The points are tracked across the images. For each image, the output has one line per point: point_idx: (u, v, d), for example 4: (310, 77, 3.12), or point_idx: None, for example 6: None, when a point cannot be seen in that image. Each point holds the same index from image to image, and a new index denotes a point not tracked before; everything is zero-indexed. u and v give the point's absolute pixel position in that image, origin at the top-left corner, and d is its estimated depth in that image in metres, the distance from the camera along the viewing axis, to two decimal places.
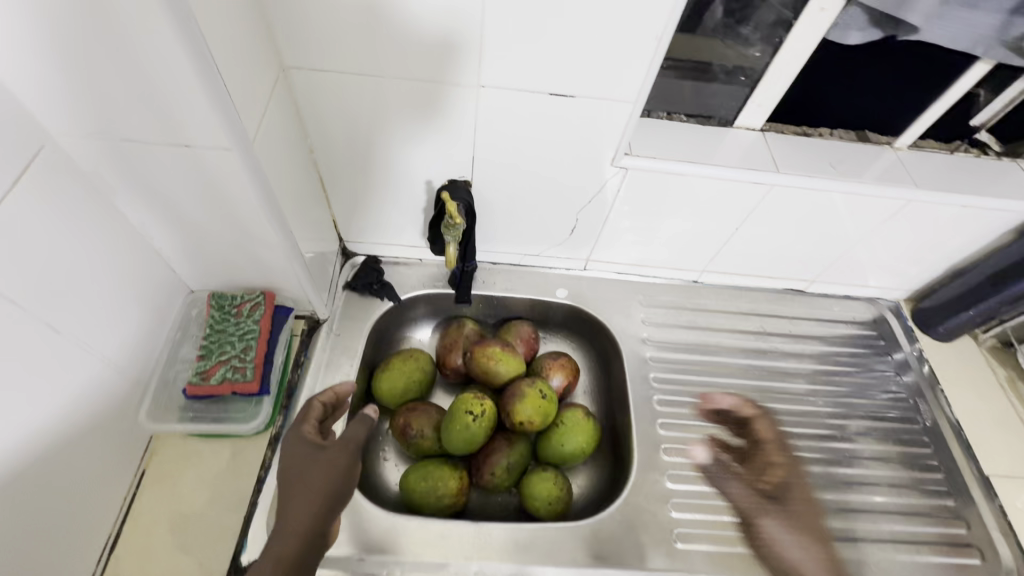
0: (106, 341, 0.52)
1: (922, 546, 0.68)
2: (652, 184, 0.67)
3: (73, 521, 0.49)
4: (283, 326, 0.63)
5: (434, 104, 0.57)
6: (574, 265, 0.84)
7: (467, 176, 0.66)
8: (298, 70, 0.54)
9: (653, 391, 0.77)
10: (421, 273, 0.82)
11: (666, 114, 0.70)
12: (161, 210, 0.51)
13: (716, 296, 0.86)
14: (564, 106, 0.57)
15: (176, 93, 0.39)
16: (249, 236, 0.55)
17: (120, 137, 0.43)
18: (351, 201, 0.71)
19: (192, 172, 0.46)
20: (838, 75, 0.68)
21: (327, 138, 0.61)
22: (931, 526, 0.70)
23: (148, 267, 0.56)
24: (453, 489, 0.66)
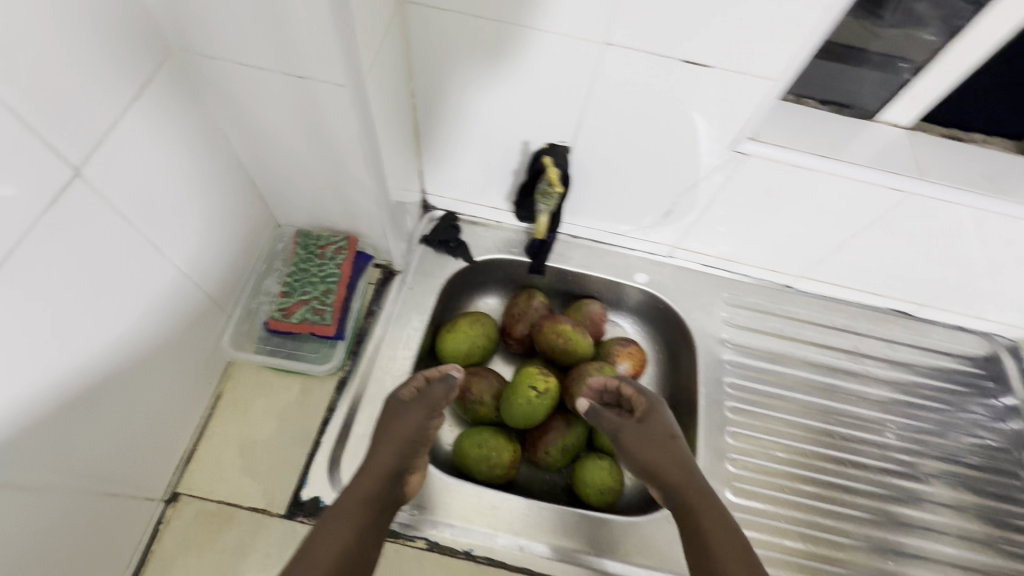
0: (199, 264, 0.53)
1: None
2: (771, 176, 0.60)
3: (158, 429, 0.52)
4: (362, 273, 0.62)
5: (550, 58, 0.53)
6: (658, 250, 0.79)
7: (569, 142, 0.62)
8: (417, 7, 0.50)
9: (727, 397, 0.72)
10: (497, 237, 0.79)
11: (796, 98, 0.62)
12: (265, 140, 0.51)
13: (809, 306, 0.79)
14: (696, 76, 0.51)
15: (299, 18, 0.36)
16: (344, 178, 0.54)
17: (238, 61, 0.42)
18: (442, 153, 0.69)
19: (302, 104, 0.44)
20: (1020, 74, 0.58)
21: (431, 83, 0.59)
22: None
23: (244, 196, 0.57)
24: (505, 461, 0.66)
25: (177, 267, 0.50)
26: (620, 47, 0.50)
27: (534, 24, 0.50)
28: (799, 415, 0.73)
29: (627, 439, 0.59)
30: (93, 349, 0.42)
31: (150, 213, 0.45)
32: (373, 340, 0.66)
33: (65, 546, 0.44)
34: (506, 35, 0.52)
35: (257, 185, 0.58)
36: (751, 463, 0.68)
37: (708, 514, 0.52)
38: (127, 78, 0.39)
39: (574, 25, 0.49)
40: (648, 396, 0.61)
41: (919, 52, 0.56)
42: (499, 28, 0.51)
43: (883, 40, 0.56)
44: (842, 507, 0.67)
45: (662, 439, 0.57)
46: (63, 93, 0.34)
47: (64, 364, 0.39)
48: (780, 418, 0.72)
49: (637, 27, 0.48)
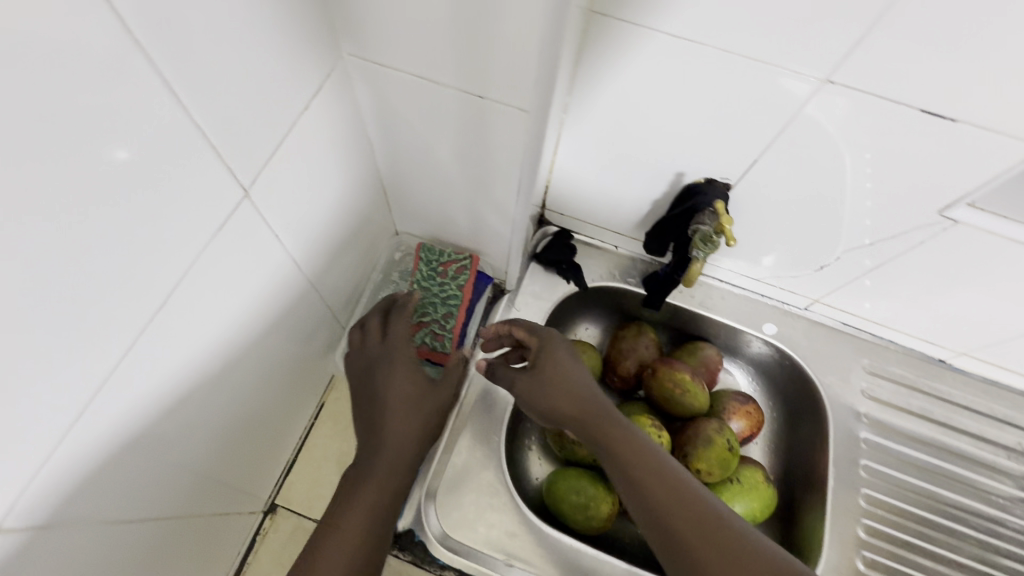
0: (325, 277, 0.51)
1: None
2: (974, 248, 0.51)
3: (266, 440, 0.51)
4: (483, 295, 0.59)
5: (740, 89, 0.45)
6: (792, 301, 0.70)
7: (731, 181, 0.55)
8: (604, 17, 0.43)
9: (861, 482, 0.64)
10: (613, 263, 0.73)
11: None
12: (411, 153, 0.46)
13: (964, 387, 0.69)
14: (930, 128, 0.43)
15: (500, 43, 0.31)
16: (484, 200, 0.49)
17: (412, 74, 0.37)
18: (576, 172, 0.62)
19: (469, 127, 0.40)
20: None
21: (591, 100, 0.51)
22: None
23: (372, 203, 0.53)
24: (604, 514, 0.61)
25: (305, 280, 0.48)
26: (841, 85, 0.42)
27: (740, 50, 0.42)
28: (932, 511, 0.64)
29: (537, 399, 0.52)
30: (225, 367, 0.40)
31: (295, 227, 0.42)
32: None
33: (178, 556, 0.44)
34: (701, 61, 0.44)
35: (387, 193, 0.54)
36: (882, 562, 0.61)
37: (654, 484, 0.46)
38: (299, 89, 0.35)
39: (791, 57, 0.41)
40: (532, 335, 0.55)
41: None
42: (698, 50, 0.43)
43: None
44: None
45: (560, 400, 0.51)
46: (241, 101, 0.31)
47: (201, 382, 0.38)
48: (911, 511, 0.64)
49: (870, 64, 0.40)
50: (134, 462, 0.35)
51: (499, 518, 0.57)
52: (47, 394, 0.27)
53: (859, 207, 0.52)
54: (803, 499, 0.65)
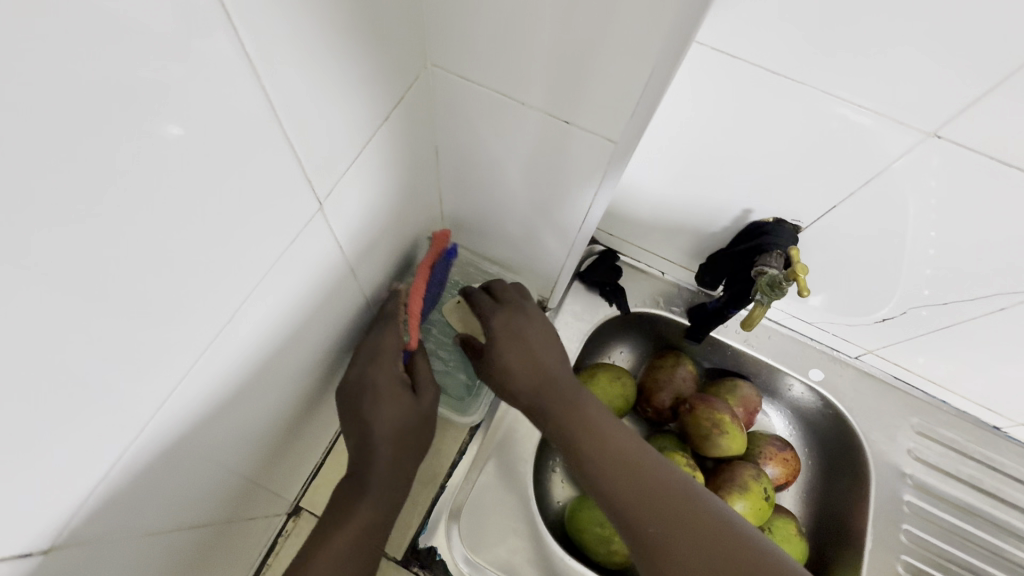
0: (376, 285, 0.50)
1: None
2: None
3: (297, 446, 0.50)
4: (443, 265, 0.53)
5: (834, 130, 0.42)
6: (844, 348, 0.67)
7: (801, 223, 0.52)
8: (702, 46, 0.41)
9: (901, 548, 0.61)
10: (657, 289, 0.71)
11: None
12: (479, 169, 0.45)
13: (1019, 458, 0.65)
14: None
15: (609, 70, 0.30)
16: (544, 218, 0.47)
17: (499, 92, 0.35)
18: (637, 194, 0.59)
19: (548, 148, 0.38)
20: None
21: (671, 128, 0.49)
22: None
23: (428, 212, 0.52)
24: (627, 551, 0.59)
25: (359, 289, 0.46)
26: (950, 140, 0.39)
27: (847, 92, 0.40)
28: None
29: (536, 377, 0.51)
30: (274, 374, 0.39)
31: (360, 237, 0.41)
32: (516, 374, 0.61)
33: (207, 561, 0.43)
34: (802, 102, 0.42)
35: (443, 204, 0.53)
36: None
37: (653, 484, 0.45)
38: (384, 96, 0.34)
39: (904, 103, 0.39)
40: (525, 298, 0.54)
41: None
42: (800, 90, 0.41)
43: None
44: None
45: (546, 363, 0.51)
46: (331, 110, 0.29)
47: (252, 390, 0.37)
48: None
49: (993, 122, 0.37)
50: (184, 474, 0.34)
51: (523, 546, 0.55)
52: (123, 405, 0.26)
53: (947, 261, 0.48)
54: (839, 559, 0.62)
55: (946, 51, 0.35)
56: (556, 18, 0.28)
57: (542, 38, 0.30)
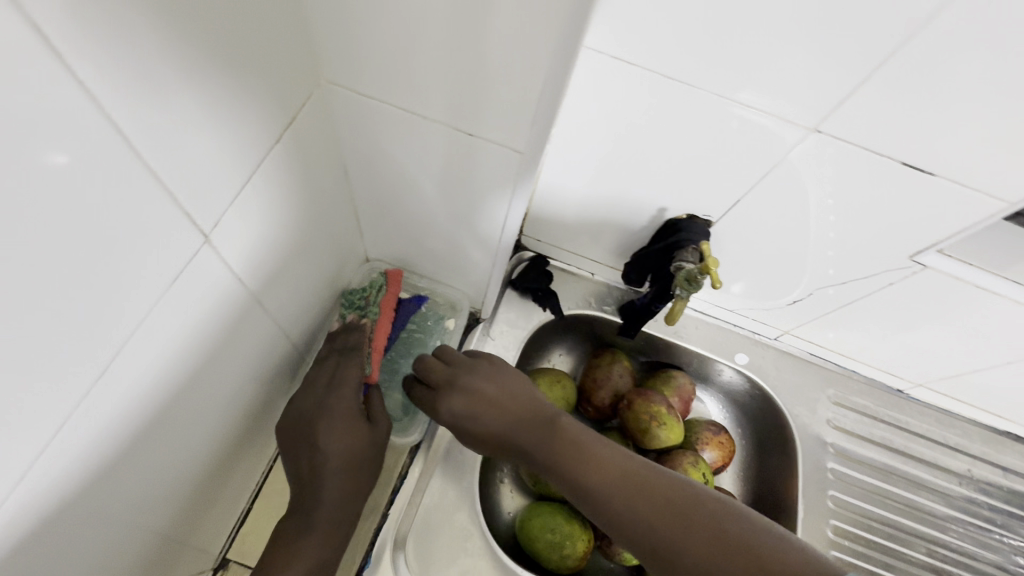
0: (292, 312, 0.47)
1: None
2: (941, 292, 0.53)
3: (217, 497, 0.46)
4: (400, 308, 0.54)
5: (729, 129, 0.45)
6: (763, 331, 0.71)
7: (712, 217, 0.55)
8: (598, 53, 0.42)
9: (827, 512, 0.66)
10: (588, 290, 0.72)
11: None
12: (391, 185, 0.43)
13: (921, 416, 0.72)
14: (905, 184, 0.44)
15: (496, 81, 0.30)
16: (463, 230, 0.47)
17: (397, 106, 0.34)
18: (558, 199, 0.60)
19: (454, 163, 0.38)
20: None
21: (580, 132, 0.50)
22: None
23: (343, 231, 0.49)
24: (579, 553, 0.59)
25: (272, 318, 0.44)
26: (828, 134, 0.42)
27: (736, 95, 0.42)
28: (896, 540, 0.66)
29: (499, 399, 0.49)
30: (175, 423, 0.36)
31: (264, 265, 0.38)
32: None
33: None
34: (696, 103, 0.44)
35: (359, 220, 0.51)
36: None
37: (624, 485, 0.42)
38: (272, 117, 0.32)
39: (785, 104, 0.41)
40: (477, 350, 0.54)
41: None
42: (693, 93, 0.43)
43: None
44: None
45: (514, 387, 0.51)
46: (204, 134, 0.27)
47: (145, 443, 0.33)
48: (875, 540, 0.66)
49: (862, 116, 0.40)
50: (62, 547, 0.30)
51: (474, 565, 0.53)
52: None
53: (839, 244, 0.52)
54: None
55: (814, 53, 0.37)
56: (442, 31, 0.28)
57: (432, 52, 0.29)
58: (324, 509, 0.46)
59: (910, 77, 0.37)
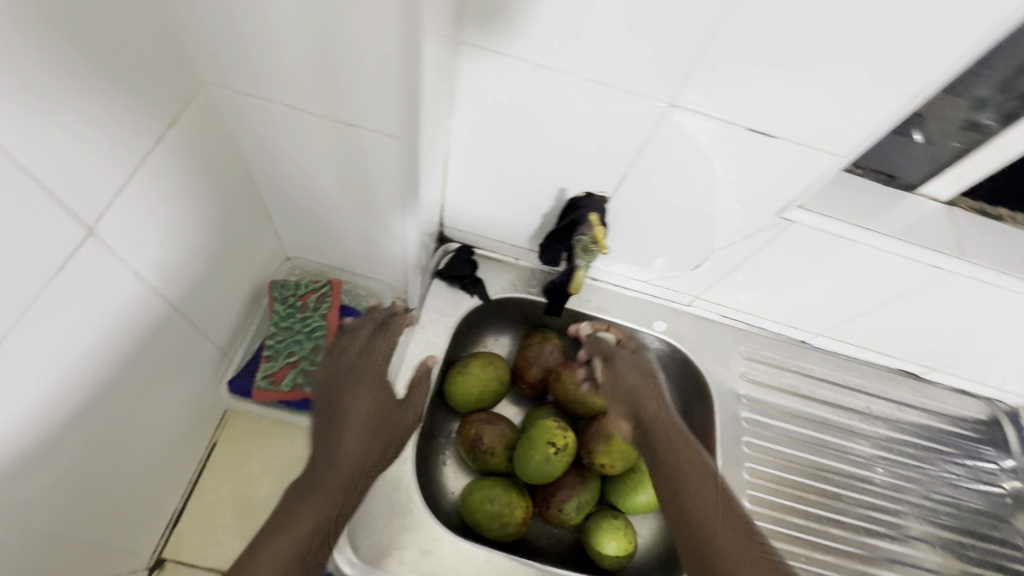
0: (212, 315, 0.48)
1: None
2: (812, 244, 0.59)
3: (143, 498, 0.46)
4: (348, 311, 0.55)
5: (603, 109, 0.50)
6: (678, 299, 0.77)
7: (608, 194, 0.59)
8: (471, 47, 0.46)
9: (746, 458, 0.71)
10: (513, 274, 0.75)
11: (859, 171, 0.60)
12: (293, 181, 0.46)
13: (823, 363, 0.79)
14: (758, 147, 0.50)
15: (358, 69, 0.33)
16: (370, 221, 0.49)
17: (281, 103, 0.37)
18: (469, 189, 0.63)
19: (342, 153, 0.41)
20: None
21: (475, 121, 0.54)
22: None
23: (257, 231, 0.51)
24: (518, 521, 0.63)
25: (188, 320, 0.45)
26: (684, 109, 0.48)
27: (602, 78, 0.47)
28: (810, 477, 0.72)
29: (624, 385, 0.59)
30: (86, 419, 0.36)
31: (168, 262, 0.40)
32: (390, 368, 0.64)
33: None
34: (569, 87, 0.48)
35: (275, 220, 0.52)
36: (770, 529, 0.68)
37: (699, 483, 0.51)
38: (153, 117, 0.34)
39: (643, 83, 0.46)
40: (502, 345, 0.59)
41: (971, 136, 0.56)
42: (565, 80, 0.48)
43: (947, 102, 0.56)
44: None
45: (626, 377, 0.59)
46: (80, 135, 0.29)
47: (52, 440, 0.34)
48: (791, 479, 0.72)
49: (709, 91, 0.46)
50: None
51: (413, 540, 0.56)
52: None
53: (723, 209, 0.58)
54: None
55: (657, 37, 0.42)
56: (303, 27, 0.31)
57: (300, 49, 0.33)
58: (331, 469, 0.43)
59: (737, 54, 0.42)
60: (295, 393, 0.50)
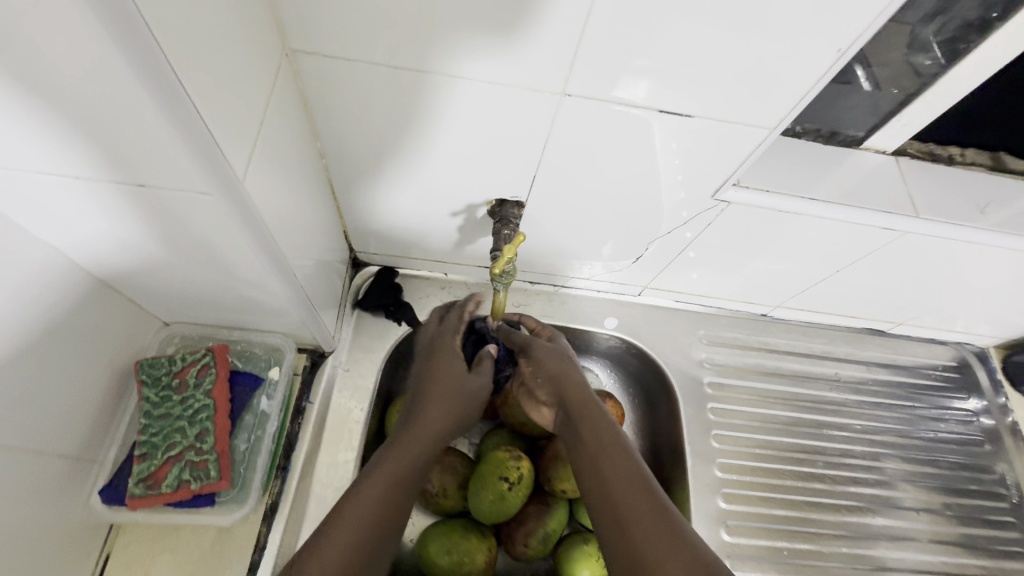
0: (60, 433, 0.40)
1: None
2: (755, 220, 0.53)
3: None
4: (244, 386, 0.48)
5: (489, 102, 0.42)
6: (627, 290, 0.71)
7: (522, 198, 0.52)
8: (308, 55, 0.39)
9: (715, 452, 0.67)
10: (444, 291, 0.67)
11: (796, 130, 0.54)
12: (115, 249, 0.37)
13: (787, 334, 0.74)
14: (674, 127, 0.43)
15: (123, 117, 0.26)
16: (233, 280, 0.42)
17: (45, 172, 0.29)
18: (368, 211, 0.56)
19: (156, 214, 0.33)
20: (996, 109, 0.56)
21: (345, 138, 0.46)
22: None
23: (104, 309, 0.42)
24: (480, 567, 0.56)
25: (23, 448, 0.37)
26: (579, 96, 0.41)
27: (469, 74, 0.39)
28: (787, 459, 0.68)
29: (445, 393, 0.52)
30: None
31: None
32: (310, 426, 0.55)
33: None
34: (437, 88, 0.41)
35: (129, 296, 0.44)
36: (749, 526, 0.64)
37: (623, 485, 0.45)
38: None
39: (526, 74, 0.39)
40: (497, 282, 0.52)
41: (913, 78, 0.50)
42: (428, 78, 0.40)
43: (882, 44, 0.50)
44: (838, 560, 0.64)
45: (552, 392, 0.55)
46: None
47: None
48: (768, 466, 0.68)
49: (598, 72, 0.39)
50: None
51: None
52: None
53: (664, 194, 0.51)
54: (675, 485, 0.66)
55: (519, 20, 0.35)
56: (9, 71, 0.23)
57: (27, 107, 0.25)
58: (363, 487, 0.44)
59: (616, 29, 0.36)
60: (183, 492, 0.43)
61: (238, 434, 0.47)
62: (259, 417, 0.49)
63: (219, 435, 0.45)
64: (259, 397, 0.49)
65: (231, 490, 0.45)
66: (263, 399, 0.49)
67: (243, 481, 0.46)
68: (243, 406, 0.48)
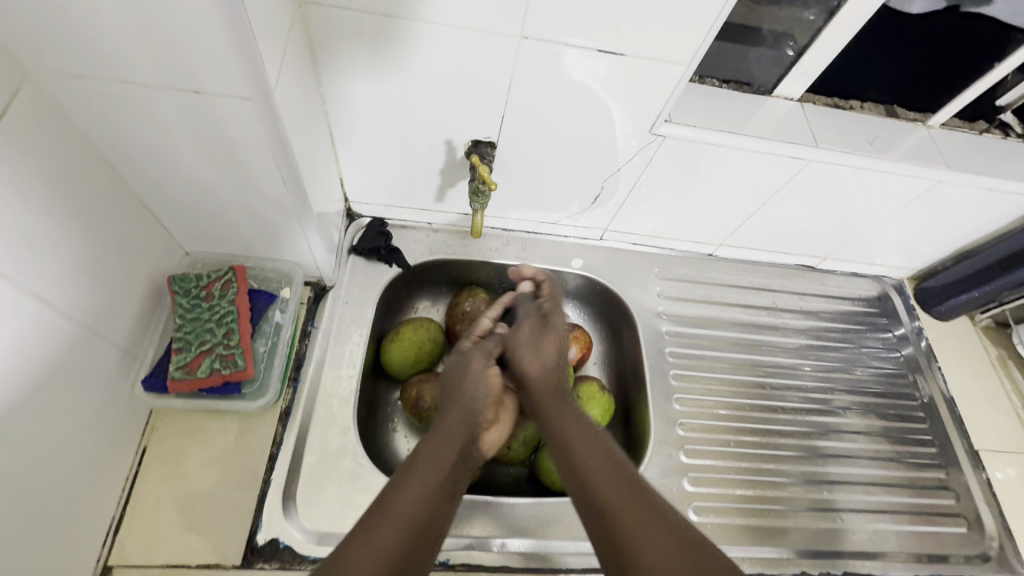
0: (112, 326, 0.48)
1: (899, 515, 0.72)
2: (688, 154, 0.64)
3: (75, 506, 0.45)
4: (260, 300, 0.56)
5: (463, 46, 0.51)
6: (590, 234, 0.81)
7: (493, 139, 0.62)
8: (316, 8, 0.48)
9: (670, 366, 0.77)
10: (430, 237, 0.76)
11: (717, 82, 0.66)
12: (159, 165, 0.45)
13: (730, 271, 0.85)
14: (614, 66, 0.53)
15: (187, 27, 0.34)
16: (253, 199, 0.50)
17: (119, 83, 0.38)
18: (363, 158, 0.65)
19: (200, 123, 0.41)
20: (883, 61, 0.68)
21: (345, 86, 0.55)
22: (909, 494, 0.74)
23: (143, 227, 0.50)
24: None
25: (88, 328, 0.45)
26: (535, 38, 0.51)
27: (445, 21, 0.49)
28: (734, 373, 0.79)
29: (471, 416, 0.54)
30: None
31: (48, 267, 0.40)
32: (316, 346, 0.63)
33: None
34: (421, 36, 0.50)
35: (162, 220, 0.52)
36: (702, 428, 0.73)
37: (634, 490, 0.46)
38: None
39: (491, 20, 0.49)
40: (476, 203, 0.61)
41: (805, 33, 0.62)
42: (412, 25, 0.49)
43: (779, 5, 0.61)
44: (781, 453, 0.73)
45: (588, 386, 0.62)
46: None
47: None
48: (717, 380, 0.78)
49: (547, 17, 0.49)
50: None
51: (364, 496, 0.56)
52: None
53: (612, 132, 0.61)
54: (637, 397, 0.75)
55: None
56: None
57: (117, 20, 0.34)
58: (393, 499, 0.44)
59: None
60: (215, 377, 0.51)
61: (258, 340, 0.55)
62: (275, 327, 0.57)
63: (242, 335, 0.53)
64: (273, 310, 0.57)
65: (253, 382, 0.53)
66: (277, 312, 0.57)
67: (263, 376, 0.54)
68: (260, 317, 0.56)
